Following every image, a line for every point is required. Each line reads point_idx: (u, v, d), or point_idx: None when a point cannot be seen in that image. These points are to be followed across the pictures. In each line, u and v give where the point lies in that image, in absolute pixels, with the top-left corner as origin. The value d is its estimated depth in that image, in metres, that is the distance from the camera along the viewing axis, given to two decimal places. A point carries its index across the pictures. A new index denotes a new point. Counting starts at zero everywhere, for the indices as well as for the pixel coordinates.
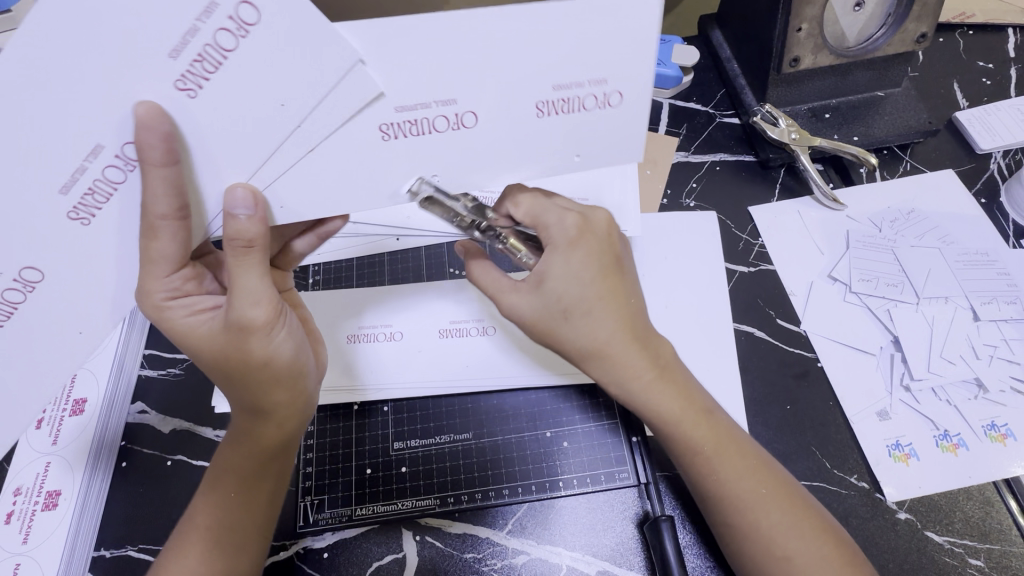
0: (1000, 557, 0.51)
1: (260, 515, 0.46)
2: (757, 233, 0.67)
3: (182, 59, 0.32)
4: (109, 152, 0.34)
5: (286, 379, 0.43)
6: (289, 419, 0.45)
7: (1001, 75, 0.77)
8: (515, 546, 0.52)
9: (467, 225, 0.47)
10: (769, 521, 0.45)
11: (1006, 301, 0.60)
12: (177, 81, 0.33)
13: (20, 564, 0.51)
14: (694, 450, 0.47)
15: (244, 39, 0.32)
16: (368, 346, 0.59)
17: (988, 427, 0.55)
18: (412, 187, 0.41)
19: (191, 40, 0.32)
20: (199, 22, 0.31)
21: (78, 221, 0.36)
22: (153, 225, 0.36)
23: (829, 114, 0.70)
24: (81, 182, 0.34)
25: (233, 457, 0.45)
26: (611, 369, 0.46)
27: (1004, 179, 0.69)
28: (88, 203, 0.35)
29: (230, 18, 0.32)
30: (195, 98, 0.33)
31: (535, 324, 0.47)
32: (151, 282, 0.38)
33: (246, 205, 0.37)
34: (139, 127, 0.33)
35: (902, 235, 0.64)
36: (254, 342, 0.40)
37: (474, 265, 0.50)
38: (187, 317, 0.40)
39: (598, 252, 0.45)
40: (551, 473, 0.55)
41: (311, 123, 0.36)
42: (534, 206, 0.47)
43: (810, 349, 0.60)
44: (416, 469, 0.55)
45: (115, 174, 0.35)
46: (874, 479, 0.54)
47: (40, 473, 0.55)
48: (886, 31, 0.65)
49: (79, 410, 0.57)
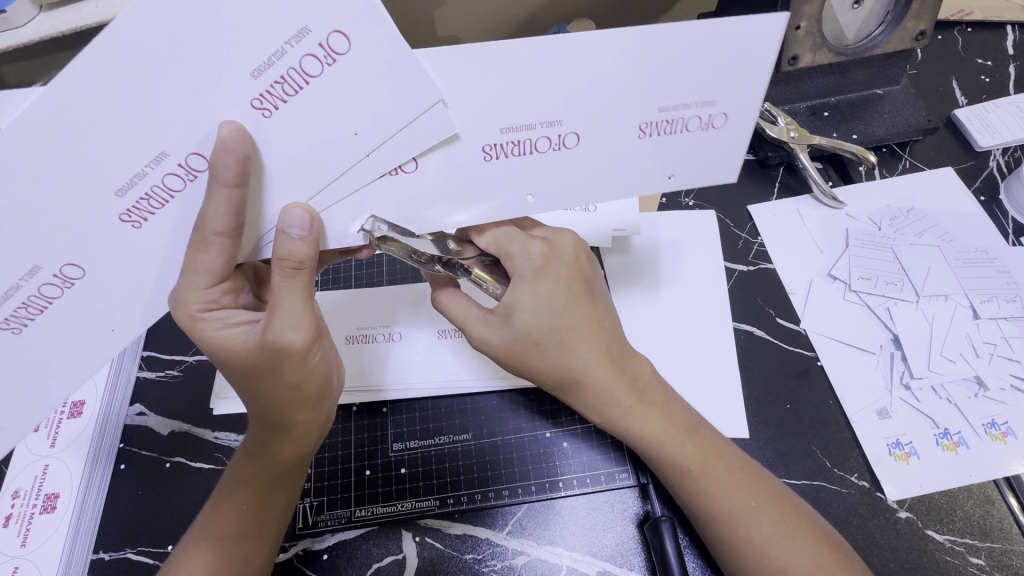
0: (1000, 556, 0.51)
1: (273, 523, 0.46)
2: (756, 232, 0.67)
3: (263, 79, 0.32)
4: (172, 160, 0.34)
5: (310, 399, 0.43)
6: (308, 435, 0.45)
7: (999, 72, 0.77)
8: (515, 547, 0.52)
9: (425, 259, 0.45)
10: (762, 532, 0.45)
11: (1006, 298, 0.60)
12: (255, 101, 0.33)
13: (19, 567, 0.51)
14: (681, 469, 0.46)
15: (330, 67, 0.33)
16: (368, 347, 0.59)
17: (988, 425, 0.55)
18: (365, 226, 0.40)
19: (276, 62, 0.32)
20: (288, 46, 0.32)
21: (129, 223, 0.35)
22: (204, 238, 0.36)
23: (828, 112, 0.70)
24: (139, 186, 0.34)
25: (254, 466, 0.45)
26: (594, 399, 0.47)
27: (1004, 176, 0.69)
28: (141, 207, 0.35)
29: (317, 45, 0.32)
30: (269, 118, 0.34)
31: (506, 357, 0.47)
32: (190, 292, 0.38)
33: (300, 224, 0.37)
34: (217, 147, 0.33)
35: (902, 233, 0.64)
36: (289, 362, 0.39)
37: (442, 295, 0.49)
38: (220, 330, 0.40)
39: (565, 280, 0.46)
40: (551, 474, 0.55)
41: (384, 150, 0.37)
42: (497, 232, 0.47)
43: (809, 348, 0.60)
44: (416, 470, 0.55)
45: (174, 182, 0.35)
46: (874, 478, 0.54)
47: (38, 476, 0.55)
48: (883, 30, 0.65)
49: (77, 413, 0.57)
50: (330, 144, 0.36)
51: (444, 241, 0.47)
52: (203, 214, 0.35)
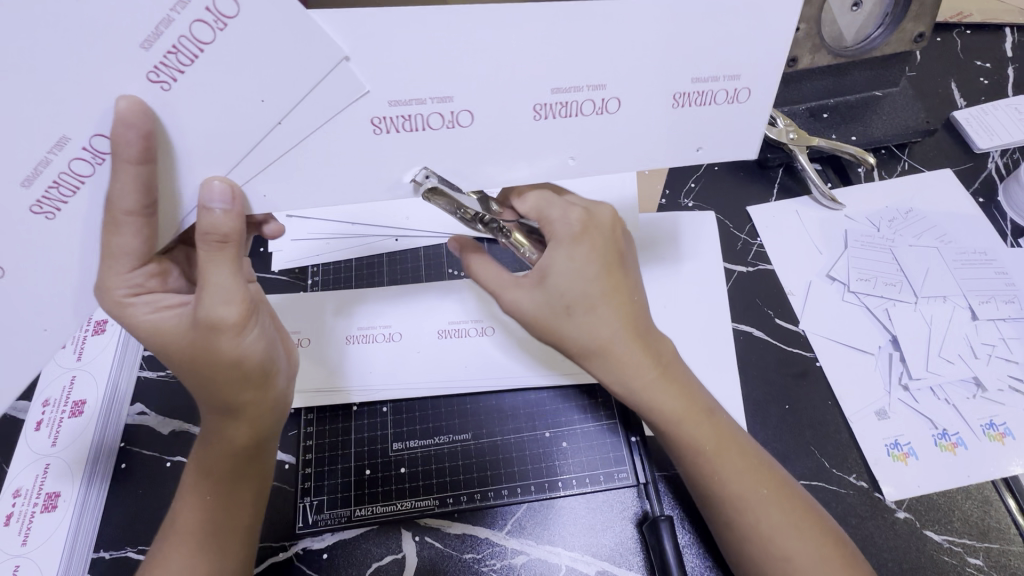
0: (999, 556, 0.51)
1: (235, 516, 0.46)
2: (756, 233, 0.67)
3: (154, 50, 0.32)
4: (75, 143, 0.34)
5: (256, 378, 0.42)
6: (260, 415, 0.44)
7: (998, 75, 0.77)
8: (515, 546, 0.52)
9: (473, 216, 0.47)
10: (769, 521, 0.45)
11: (1005, 300, 0.60)
12: (150, 73, 0.33)
13: (19, 566, 0.51)
14: (697, 448, 0.46)
15: (221, 31, 0.33)
16: (368, 347, 0.59)
17: (987, 426, 0.55)
18: (416, 176, 0.41)
19: (164, 31, 0.32)
20: (174, 13, 0.32)
21: (42, 214, 0.35)
22: (116, 220, 0.36)
23: (827, 113, 0.71)
24: (45, 174, 0.34)
25: (210, 454, 0.44)
26: (614, 369, 0.46)
27: (1002, 178, 0.70)
28: (52, 195, 0.35)
29: (205, 9, 0.32)
30: (169, 91, 0.34)
31: (535, 320, 0.47)
32: (113, 277, 0.38)
33: (221, 197, 0.37)
34: (116, 123, 0.33)
35: (901, 234, 0.64)
36: (223, 340, 0.39)
37: (472, 259, 0.51)
38: (152, 314, 0.39)
39: (604, 249, 0.46)
40: (551, 473, 0.55)
41: (295, 117, 0.36)
42: (538, 198, 0.48)
43: (808, 348, 0.60)
44: (416, 469, 0.55)
45: (82, 168, 0.34)
46: (873, 478, 0.54)
47: (39, 475, 0.55)
48: (882, 32, 0.65)
49: (79, 412, 0.57)
50: (237, 114, 0.35)
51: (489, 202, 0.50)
52: (110, 194, 0.35)
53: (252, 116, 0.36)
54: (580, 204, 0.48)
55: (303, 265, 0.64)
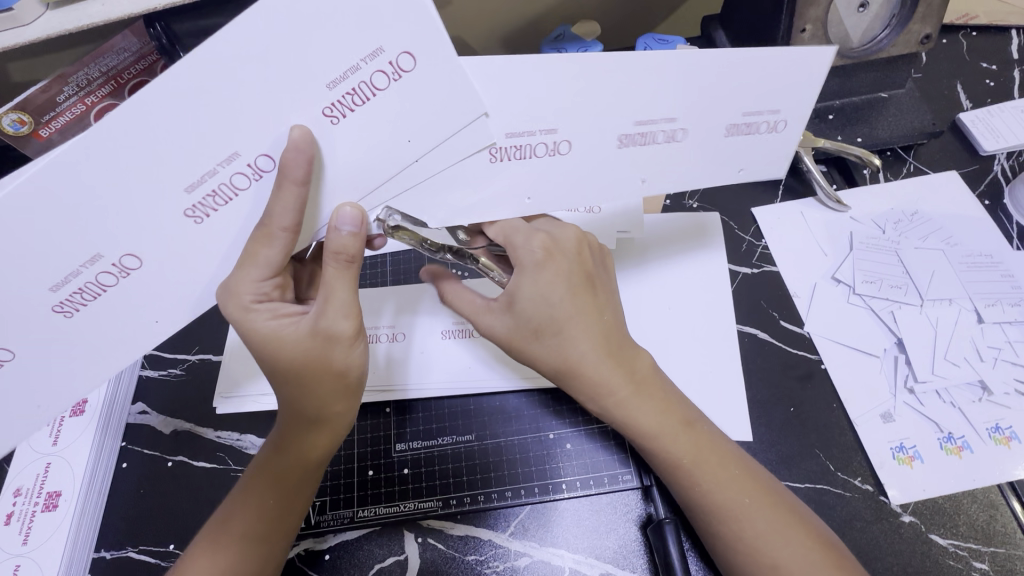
0: (1004, 561, 0.50)
1: (295, 518, 0.47)
2: (760, 235, 0.67)
3: (337, 89, 0.37)
4: (242, 160, 0.38)
5: (348, 391, 0.44)
6: (341, 425, 0.46)
7: (1004, 77, 0.77)
8: (517, 548, 0.52)
9: (437, 249, 0.49)
10: (755, 528, 0.44)
11: (1010, 303, 0.60)
12: (326, 109, 0.37)
13: (20, 565, 0.51)
14: (674, 462, 0.47)
15: (396, 82, 0.38)
16: (371, 347, 0.59)
17: (993, 430, 0.55)
18: (378, 215, 0.44)
19: (350, 76, 0.37)
20: (362, 62, 0.37)
21: (192, 219, 0.39)
22: (270, 233, 0.39)
23: (833, 115, 0.70)
24: (208, 183, 0.38)
25: (287, 460, 0.46)
26: (585, 387, 0.48)
27: (1008, 180, 0.69)
28: (206, 203, 0.39)
29: (388, 63, 0.37)
30: (336, 125, 0.38)
31: (509, 341, 0.50)
32: (244, 283, 0.41)
33: (352, 221, 0.40)
34: (290, 147, 0.37)
35: (906, 237, 0.64)
36: (337, 350, 0.42)
37: (447, 287, 0.54)
38: (269, 322, 0.42)
39: (566, 272, 0.48)
40: (554, 476, 0.55)
41: (430, 158, 0.42)
42: (505, 224, 0.49)
43: (813, 351, 0.60)
44: (418, 471, 0.55)
45: (240, 181, 0.39)
46: (878, 482, 0.54)
47: (40, 474, 0.55)
48: (889, 33, 0.65)
49: (78, 411, 0.57)
50: (384, 148, 0.40)
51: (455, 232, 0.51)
52: (269, 211, 0.39)
53: (396, 152, 0.41)
54: (542, 228, 0.50)
55: None
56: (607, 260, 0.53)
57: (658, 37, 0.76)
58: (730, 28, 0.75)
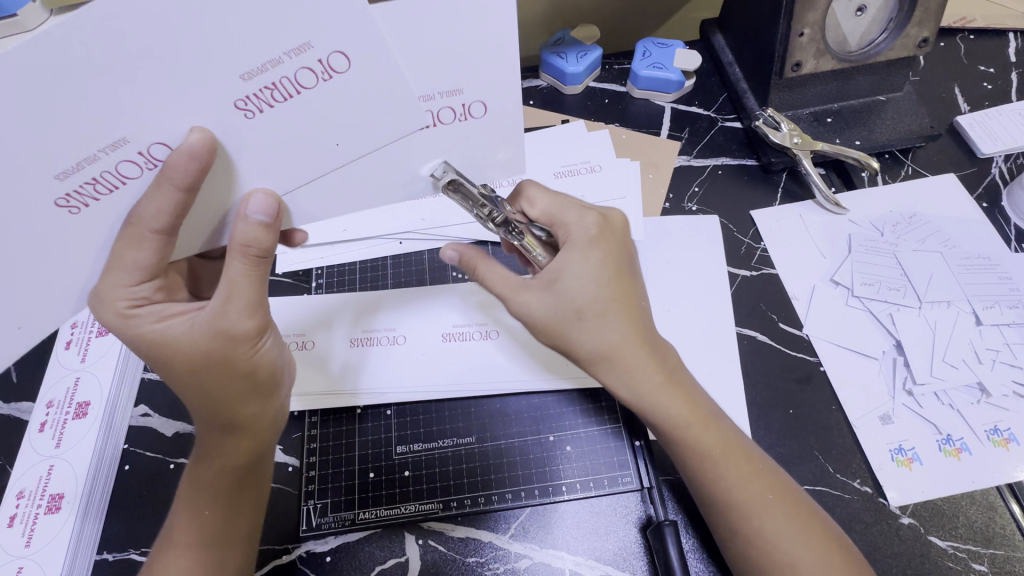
0: (1003, 562, 0.51)
1: (243, 526, 0.47)
2: (760, 238, 0.67)
3: (253, 82, 0.33)
4: (132, 148, 0.33)
5: (263, 387, 0.44)
6: (260, 427, 0.46)
7: (1002, 80, 0.77)
8: (518, 550, 0.52)
9: (486, 216, 0.48)
10: (773, 525, 0.45)
11: (1008, 305, 0.60)
12: (240, 101, 0.33)
13: (22, 568, 0.51)
14: (701, 455, 0.47)
15: (324, 81, 0.34)
16: (371, 350, 0.60)
17: (991, 432, 0.55)
18: (434, 171, 0.43)
19: (269, 69, 0.32)
20: (285, 56, 0.32)
21: (66, 208, 0.34)
22: (137, 234, 0.36)
23: (831, 118, 0.70)
24: (87, 170, 0.33)
25: (213, 468, 0.45)
26: (622, 372, 0.47)
27: (1006, 182, 0.69)
28: (84, 191, 0.34)
29: (316, 61, 0.33)
30: (250, 118, 0.34)
31: (544, 323, 0.47)
32: (112, 290, 0.38)
33: (261, 210, 0.38)
34: (179, 150, 0.33)
35: (904, 239, 0.65)
36: (244, 348, 0.41)
37: (480, 263, 0.50)
38: (156, 323, 0.40)
39: (615, 254, 0.49)
40: (554, 478, 0.55)
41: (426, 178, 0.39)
42: (551, 204, 0.51)
43: (812, 353, 0.60)
44: (419, 473, 0.55)
45: (128, 169, 0.34)
46: (877, 484, 0.54)
47: (42, 477, 0.55)
48: (887, 37, 0.65)
49: (82, 413, 0.57)
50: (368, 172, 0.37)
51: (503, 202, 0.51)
52: (137, 209, 0.36)
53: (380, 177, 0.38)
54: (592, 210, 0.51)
55: (306, 268, 0.65)
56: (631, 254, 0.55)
57: (657, 40, 0.77)
58: (729, 31, 0.75)
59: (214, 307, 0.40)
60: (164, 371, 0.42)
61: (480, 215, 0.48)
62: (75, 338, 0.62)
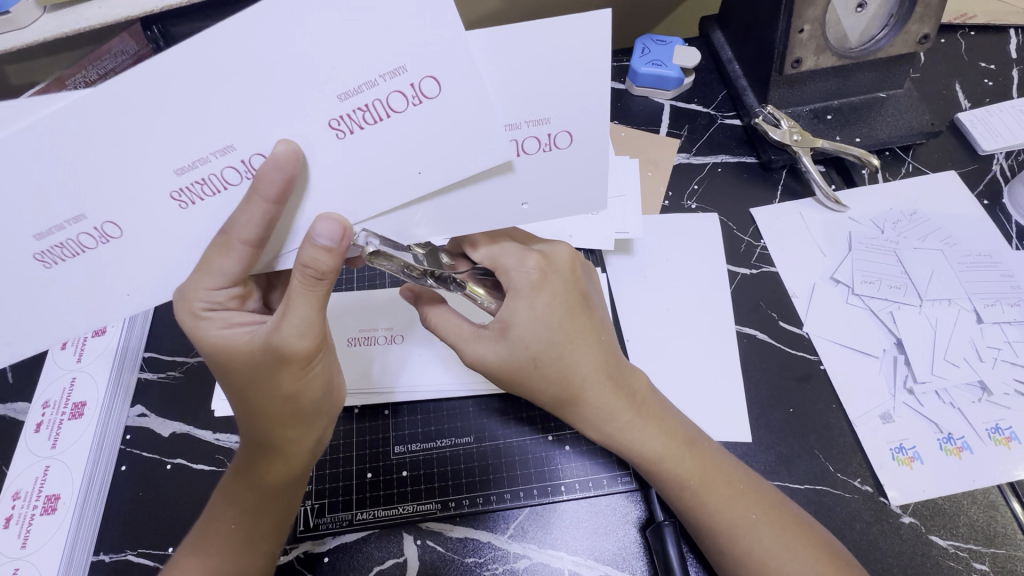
0: (1005, 562, 0.50)
1: (269, 538, 0.46)
2: (760, 235, 0.67)
3: (348, 102, 0.33)
4: (237, 155, 0.33)
5: (308, 410, 0.43)
6: (300, 449, 0.45)
7: (1002, 76, 0.77)
8: (516, 550, 0.52)
9: (419, 274, 0.46)
10: (760, 545, 0.45)
11: (1010, 303, 0.60)
12: (333, 121, 0.33)
13: (19, 569, 0.50)
14: (679, 484, 0.47)
15: (414, 106, 0.34)
16: (368, 349, 0.59)
17: (992, 430, 0.55)
18: (357, 240, 0.39)
19: (365, 90, 0.32)
20: (381, 78, 0.32)
21: (176, 203, 0.34)
22: (227, 244, 0.36)
23: (831, 115, 0.70)
24: (199, 170, 0.33)
25: (251, 479, 0.45)
26: (589, 414, 0.47)
27: (1007, 180, 0.69)
28: (193, 190, 0.34)
29: (411, 85, 0.33)
30: (341, 139, 0.34)
31: (501, 371, 0.47)
32: (196, 292, 0.38)
33: (329, 235, 0.36)
34: (269, 161, 0.33)
35: (905, 237, 0.64)
36: (292, 372, 0.40)
37: (431, 311, 0.50)
38: (223, 330, 0.40)
39: (562, 293, 0.47)
40: (553, 478, 0.55)
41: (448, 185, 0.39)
42: (493, 248, 0.48)
43: (812, 351, 0.60)
44: (416, 474, 0.55)
45: (232, 176, 0.34)
46: (878, 482, 0.54)
47: (39, 477, 0.55)
48: (887, 33, 0.65)
49: (78, 414, 0.57)
50: None
51: (438, 254, 0.49)
52: (232, 221, 0.35)
53: None
54: (536, 249, 0.49)
55: None
56: (590, 277, 0.53)
57: (657, 37, 0.76)
58: (728, 28, 0.75)
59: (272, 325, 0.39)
60: (225, 377, 0.42)
61: (415, 274, 0.46)
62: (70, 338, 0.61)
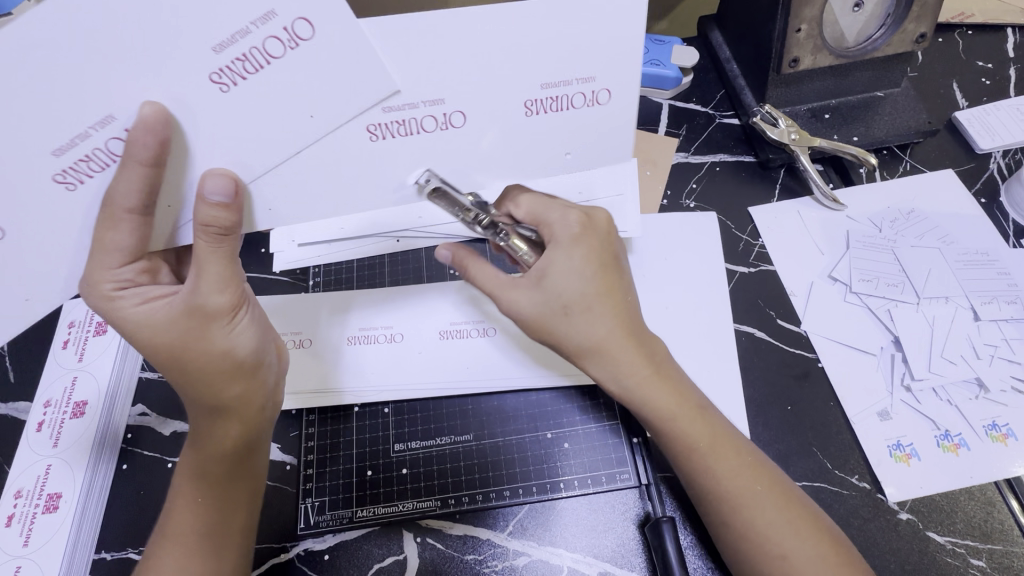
0: (1001, 558, 0.51)
1: (234, 521, 0.46)
2: (758, 234, 0.67)
3: (225, 54, 0.34)
4: (119, 124, 0.34)
5: (245, 370, 0.43)
6: (249, 416, 0.45)
7: (1000, 75, 0.77)
8: (515, 547, 0.52)
9: (473, 218, 0.48)
10: (764, 517, 0.45)
11: (1007, 301, 0.60)
12: (213, 74, 0.34)
13: (21, 567, 0.51)
14: (690, 446, 0.47)
15: (292, 51, 0.35)
16: (368, 347, 0.60)
17: (989, 427, 0.55)
18: (418, 178, 0.45)
19: (239, 40, 0.33)
20: (254, 26, 0.33)
21: (63, 184, 0.35)
22: (113, 215, 0.37)
23: (829, 114, 0.70)
24: (80, 147, 0.34)
25: (202, 458, 0.45)
26: (609, 368, 0.47)
27: (1004, 178, 0.69)
28: (80, 167, 0.35)
29: (284, 32, 0.34)
30: (226, 92, 0.35)
31: (531, 322, 0.48)
32: (100, 271, 0.39)
33: (222, 190, 0.38)
34: (138, 125, 0.34)
35: (902, 235, 0.64)
36: (219, 328, 0.41)
37: (471, 264, 0.50)
38: (139, 306, 0.40)
39: (599, 251, 0.48)
40: (552, 475, 0.55)
41: None
42: (535, 206, 0.50)
43: (810, 349, 0.60)
44: (416, 471, 0.55)
45: (117, 147, 0.35)
46: (874, 479, 0.54)
47: (40, 476, 0.55)
48: (885, 32, 0.65)
49: (80, 413, 0.58)
50: None
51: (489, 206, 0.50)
52: (112, 190, 0.36)
53: None
54: (575, 208, 0.50)
55: (304, 266, 0.65)
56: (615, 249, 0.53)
57: (656, 36, 0.77)
58: (726, 28, 0.75)
59: (190, 287, 0.40)
60: (158, 361, 0.42)
61: (465, 219, 0.48)
62: (72, 337, 0.62)
